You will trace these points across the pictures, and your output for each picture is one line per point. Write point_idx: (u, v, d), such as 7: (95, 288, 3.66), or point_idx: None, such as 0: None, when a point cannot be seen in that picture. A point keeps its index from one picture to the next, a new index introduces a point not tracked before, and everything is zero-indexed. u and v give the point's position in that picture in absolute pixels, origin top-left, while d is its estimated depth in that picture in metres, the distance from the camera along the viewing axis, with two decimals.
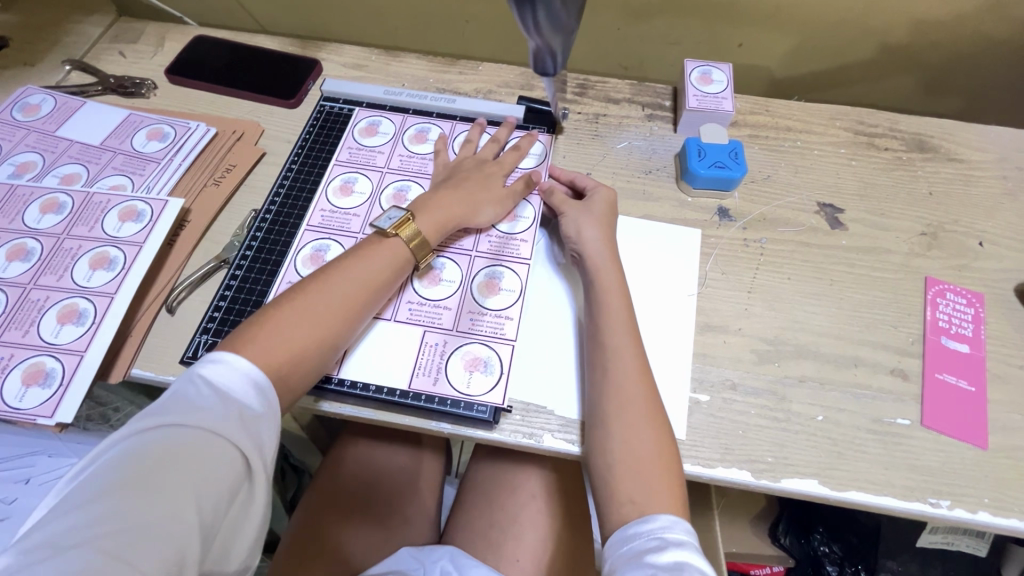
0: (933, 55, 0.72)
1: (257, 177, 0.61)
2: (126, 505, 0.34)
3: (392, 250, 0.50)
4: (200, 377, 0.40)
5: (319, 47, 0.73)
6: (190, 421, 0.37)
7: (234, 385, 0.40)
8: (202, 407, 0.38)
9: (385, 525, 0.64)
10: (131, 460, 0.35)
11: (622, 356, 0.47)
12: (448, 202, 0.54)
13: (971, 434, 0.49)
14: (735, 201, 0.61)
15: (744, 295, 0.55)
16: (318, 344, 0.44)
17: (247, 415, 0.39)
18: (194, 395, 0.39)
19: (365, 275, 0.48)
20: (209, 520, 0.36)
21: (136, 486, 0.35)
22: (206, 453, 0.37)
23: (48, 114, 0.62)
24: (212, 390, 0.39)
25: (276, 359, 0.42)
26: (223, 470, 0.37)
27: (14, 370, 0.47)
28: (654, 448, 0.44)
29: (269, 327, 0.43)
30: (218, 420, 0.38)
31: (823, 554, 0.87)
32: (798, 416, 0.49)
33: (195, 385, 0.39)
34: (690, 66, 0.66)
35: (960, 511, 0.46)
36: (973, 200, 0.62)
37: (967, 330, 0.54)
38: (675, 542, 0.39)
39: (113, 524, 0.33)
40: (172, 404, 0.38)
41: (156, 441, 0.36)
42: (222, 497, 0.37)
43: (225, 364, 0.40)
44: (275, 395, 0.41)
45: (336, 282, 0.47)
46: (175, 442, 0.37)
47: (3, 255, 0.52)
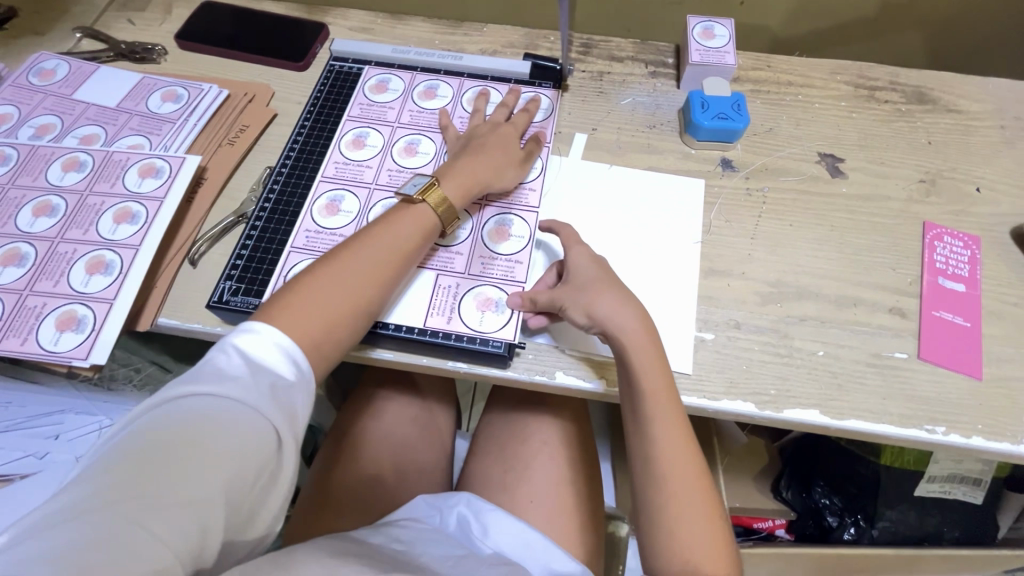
0: (932, 8, 0.72)
1: (271, 137, 0.63)
2: (158, 468, 0.35)
3: (419, 220, 0.51)
4: (234, 349, 0.41)
5: (326, 13, 0.74)
6: (221, 392, 0.38)
7: (266, 358, 0.41)
8: (236, 377, 0.39)
9: (402, 473, 0.67)
10: (165, 425, 0.37)
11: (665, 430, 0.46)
12: (474, 167, 0.54)
13: (965, 366, 0.51)
14: (738, 152, 0.63)
15: (747, 240, 0.57)
16: (350, 312, 0.46)
17: (279, 389, 0.41)
18: (226, 367, 0.40)
19: (391, 244, 0.49)
20: (234, 491, 0.37)
21: (169, 450, 0.36)
22: (238, 422, 0.38)
23: (63, 79, 0.63)
24: (248, 361, 0.41)
25: (312, 326, 0.44)
26: (253, 441, 0.38)
27: (47, 317, 0.49)
28: (703, 525, 0.45)
29: (305, 295, 0.45)
30: (250, 392, 0.39)
31: (823, 506, 0.91)
32: (800, 352, 0.51)
33: (229, 357, 0.40)
34: (693, 21, 0.66)
35: (955, 437, 0.48)
36: (970, 149, 0.64)
37: (964, 270, 0.56)
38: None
39: (143, 489, 0.34)
40: (206, 373, 0.39)
41: (189, 410, 0.38)
42: (250, 469, 0.37)
43: (260, 337, 0.42)
44: (308, 367, 0.43)
45: (364, 252, 0.48)
46: (208, 409, 0.38)
47: (29, 211, 0.54)
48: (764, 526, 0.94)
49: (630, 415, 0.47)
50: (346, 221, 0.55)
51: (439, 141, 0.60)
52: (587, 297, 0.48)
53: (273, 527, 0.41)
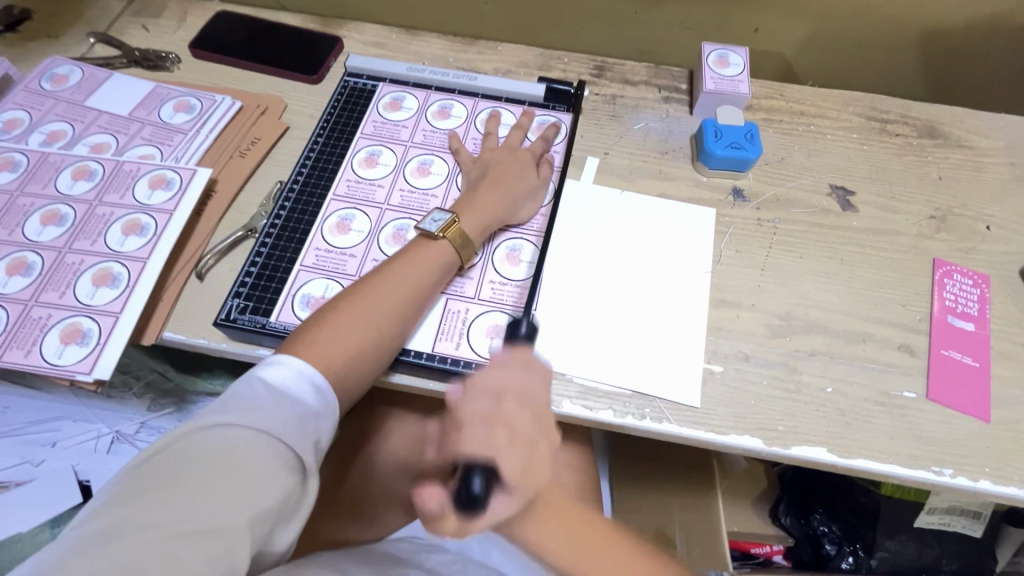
0: (944, 43, 0.73)
1: (282, 150, 0.63)
2: (183, 498, 0.34)
3: (440, 252, 0.51)
4: (259, 379, 0.41)
5: (340, 26, 0.74)
6: (246, 421, 0.37)
7: (293, 386, 0.41)
8: (262, 406, 0.39)
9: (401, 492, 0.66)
10: (191, 454, 0.35)
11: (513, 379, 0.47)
12: (488, 201, 0.54)
13: (973, 407, 0.51)
14: (750, 181, 0.63)
15: (758, 272, 0.57)
16: (373, 346, 0.46)
17: (304, 416, 0.40)
18: (251, 395, 0.39)
19: (412, 276, 0.49)
20: (261, 522, 0.36)
21: (194, 479, 0.34)
22: (264, 451, 0.37)
23: (76, 85, 0.63)
24: (273, 390, 0.40)
25: (334, 363, 0.44)
26: (280, 471, 0.37)
27: (52, 329, 0.48)
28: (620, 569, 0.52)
29: (328, 332, 0.45)
30: (275, 421, 0.38)
31: (822, 533, 0.90)
32: (808, 387, 0.51)
33: (254, 386, 0.40)
34: (707, 49, 0.66)
35: (962, 479, 0.48)
36: (981, 185, 0.64)
37: (973, 309, 0.56)
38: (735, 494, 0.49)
39: (170, 517, 0.33)
40: (231, 402, 0.39)
41: (213, 438, 0.36)
42: (278, 499, 0.36)
43: (284, 367, 0.42)
44: (332, 395, 0.43)
45: (386, 285, 0.48)
46: (232, 438, 0.37)
47: (37, 220, 0.53)
48: (762, 552, 0.93)
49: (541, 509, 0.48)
50: (356, 241, 0.55)
51: (451, 163, 0.60)
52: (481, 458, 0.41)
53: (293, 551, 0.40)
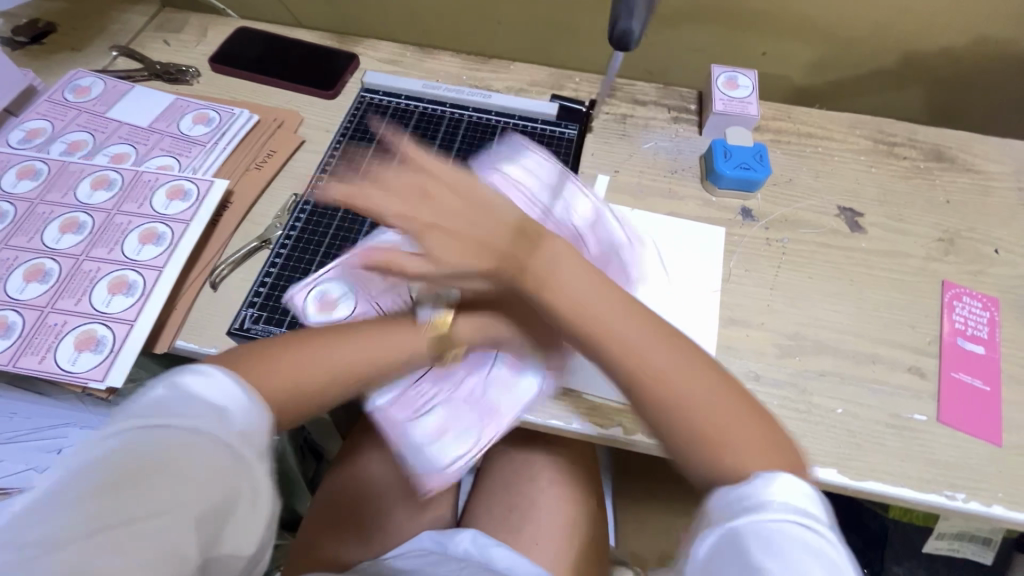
0: (951, 69, 0.74)
1: (297, 163, 0.64)
2: (94, 513, 0.29)
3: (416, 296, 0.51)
4: (171, 382, 0.35)
5: (357, 44, 0.76)
6: (159, 424, 0.32)
7: (213, 382, 0.36)
8: (174, 405, 0.33)
9: (406, 506, 0.66)
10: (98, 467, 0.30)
11: (685, 392, 0.42)
12: None
13: (984, 431, 0.50)
14: (758, 202, 0.63)
15: (767, 291, 0.57)
16: (330, 388, 0.45)
17: (229, 411, 0.35)
18: (160, 398, 0.34)
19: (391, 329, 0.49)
20: (203, 527, 0.31)
21: (113, 488, 0.30)
22: (192, 452, 0.32)
23: (98, 96, 0.65)
24: (188, 391, 0.35)
25: (277, 386, 0.42)
26: (216, 471, 0.32)
27: (67, 335, 0.48)
28: (716, 399, 0.41)
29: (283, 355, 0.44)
30: (194, 419, 0.33)
31: None
32: (818, 408, 0.51)
33: (163, 388, 0.35)
34: (716, 71, 0.68)
35: (974, 504, 0.47)
36: (988, 210, 0.64)
37: (983, 332, 0.56)
38: (771, 502, 0.33)
39: (84, 535, 0.28)
40: (149, 408, 0.33)
41: (122, 446, 0.31)
42: (217, 499, 0.31)
43: (208, 377, 0.36)
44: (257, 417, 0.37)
45: (362, 333, 0.47)
46: (151, 445, 0.32)
47: (56, 227, 0.54)
48: None
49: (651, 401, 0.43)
50: None
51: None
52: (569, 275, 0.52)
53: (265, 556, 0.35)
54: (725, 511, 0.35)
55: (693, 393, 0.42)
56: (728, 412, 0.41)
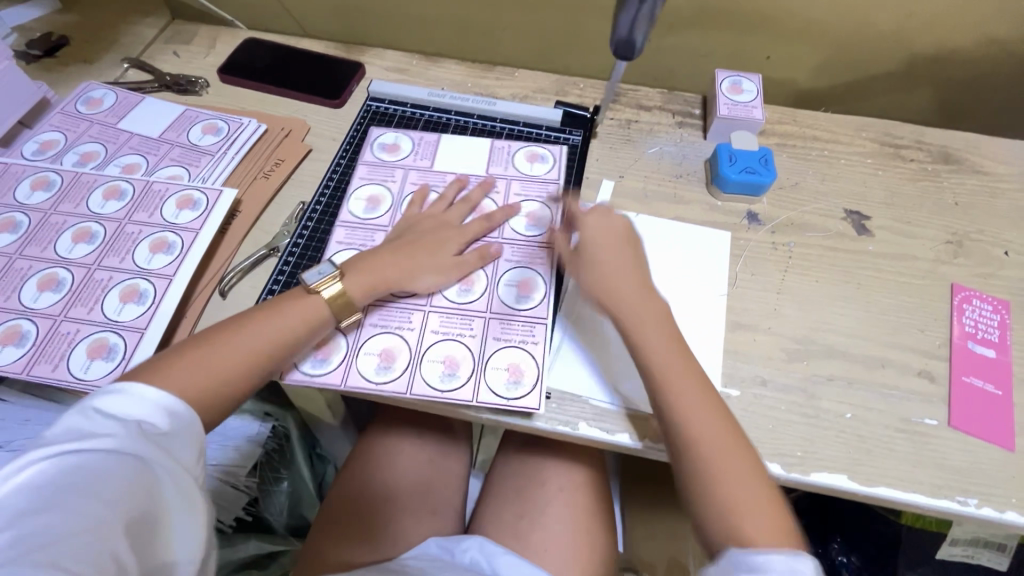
0: (959, 71, 0.73)
1: (304, 171, 0.64)
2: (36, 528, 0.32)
3: (277, 302, 0.49)
4: (93, 409, 0.39)
5: (363, 53, 0.77)
6: (92, 445, 0.36)
7: (140, 409, 0.40)
8: (102, 431, 0.37)
9: (414, 513, 0.66)
10: (40, 489, 0.34)
11: (704, 425, 0.45)
12: (418, 237, 0.55)
13: (997, 436, 0.50)
14: (764, 206, 0.63)
15: (774, 295, 0.57)
16: (210, 399, 0.44)
17: (153, 433, 0.39)
18: (86, 423, 0.38)
19: (278, 329, 0.48)
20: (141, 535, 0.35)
21: (57, 500, 0.34)
22: (118, 467, 0.36)
23: (110, 108, 0.66)
24: (112, 417, 0.39)
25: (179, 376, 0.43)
26: (143, 483, 0.36)
27: (79, 344, 0.49)
28: (735, 457, 0.44)
29: (198, 351, 0.45)
30: (125, 440, 0.37)
31: (841, 564, 0.89)
32: (827, 413, 0.51)
33: (87, 415, 0.38)
34: (721, 75, 0.68)
35: (988, 510, 0.47)
36: (998, 212, 0.64)
37: (994, 335, 0.55)
38: (799, 556, 0.39)
39: (35, 543, 0.31)
40: (64, 433, 0.37)
41: (60, 467, 0.35)
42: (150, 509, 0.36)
43: (125, 396, 0.40)
44: (187, 417, 0.42)
45: (248, 336, 0.47)
46: (82, 465, 0.35)
47: (69, 237, 0.55)
48: None
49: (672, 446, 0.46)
50: None
51: (532, 219, 0.59)
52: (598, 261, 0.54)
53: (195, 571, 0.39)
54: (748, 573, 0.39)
55: (712, 430, 0.45)
56: (746, 475, 0.43)
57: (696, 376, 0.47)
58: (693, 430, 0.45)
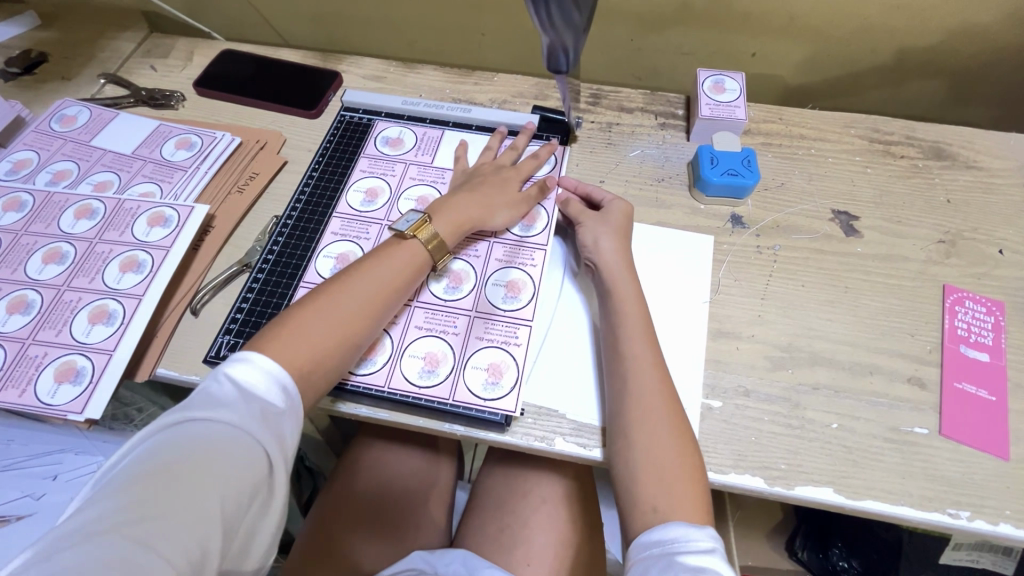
0: (953, 61, 0.71)
1: (279, 184, 0.63)
2: (147, 496, 0.34)
3: (372, 262, 0.50)
4: (226, 376, 0.41)
5: (340, 60, 0.76)
6: (209, 417, 0.38)
7: (258, 384, 0.40)
8: (225, 403, 0.39)
9: (398, 527, 0.65)
10: (166, 455, 0.36)
11: (660, 445, 0.44)
12: (462, 204, 0.55)
13: (991, 444, 0.48)
14: (748, 208, 0.62)
15: (758, 301, 0.55)
16: (333, 348, 0.45)
17: (268, 413, 0.40)
18: (219, 393, 0.40)
19: (386, 273, 0.49)
20: (232, 517, 0.36)
21: (168, 468, 0.36)
22: (233, 447, 0.38)
23: (84, 125, 0.65)
24: (240, 389, 0.40)
25: (299, 359, 0.43)
26: (246, 464, 0.38)
27: (47, 367, 0.49)
28: (676, 454, 0.44)
29: (291, 326, 0.44)
30: (241, 416, 0.39)
31: (842, 569, 0.85)
32: (813, 424, 0.49)
33: (222, 383, 0.40)
34: (702, 75, 0.66)
35: (981, 523, 0.45)
36: (993, 208, 0.62)
37: (987, 338, 0.53)
38: (706, 535, 0.41)
39: (141, 511, 0.34)
40: (198, 400, 0.39)
41: (181, 434, 0.37)
42: (243, 491, 0.37)
43: (251, 365, 0.41)
44: (298, 394, 0.42)
45: (361, 281, 0.48)
46: (199, 437, 0.37)
47: (39, 258, 0.55)
48: None
49: (617, 431, 0.46)
50: None
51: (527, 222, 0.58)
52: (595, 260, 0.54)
53: (267, 559, 0.40)
54: (664, 557, 0.40)
55: (665, 451, 0.44)
56: (684, 467, 0.44)
57: (670, 399, 0.46)
58: (642, 445, 0.44)
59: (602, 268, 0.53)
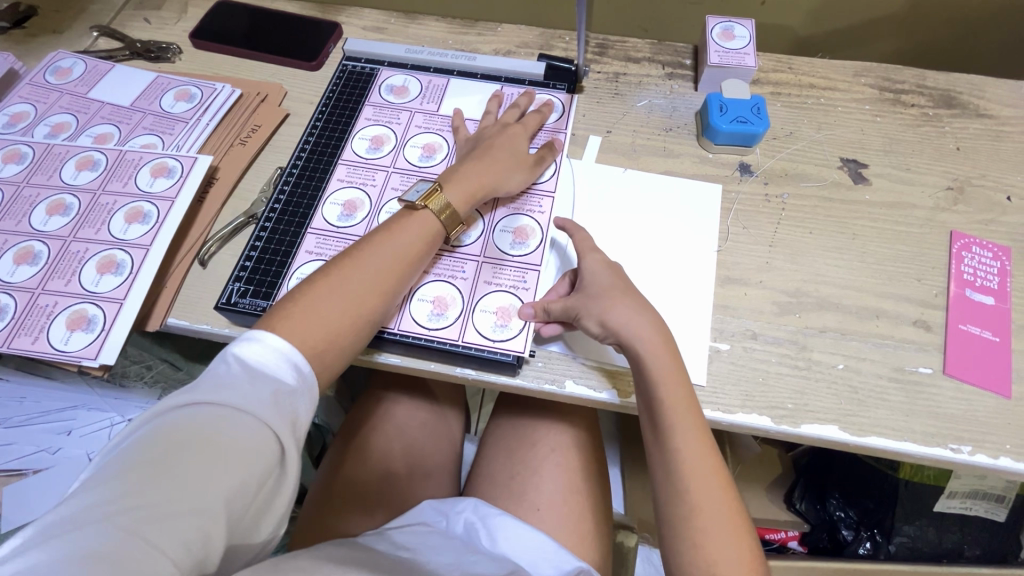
0: (963, 9, 0.70)
1: (282, 136, 0.62)
2: (152, 479, 0.34)
3: (382, 238, 0.48)
4: (237, 358, 0.40)
5: (339, 12, 0.74)
6: (219, 399, 0.37)
7: (271, 366, 0.40)
8: (235, 386, 0.38)
9: (409, 477, 0.66)
10: (170, 437, 0.36)
11: (712, 517, 0.43)
12: (475, 172, 0.53)
13: (994, 383, 0.49)
14: (757, 156, 0.61)
15: (766, 248, 0.55)
16: (346, 328, 0.45)
17: (278, 396, 0.39)
18: (228, 375, 0.39)
19: (397, 249, 0.48)
20: (238, 502, 0.36)
21: (176, 451, 0.35)
22: (242, 431, 0.37)
23: (80, 77, 0.64)
24: (250, 370, 0.40)
25: (312, 338, 0.43)
26: (255, 449, 0.37)
27: (59, 316, 0.49)
28: (726, 513, 0.43)
29: (301, 306, 0.44)
30: (251, 399, 0.38)
31: (839, 519, 0.88)
32: (819, 364, 0.50)
33: (232, 366, 0.40)
34: (712, 22, 0.65)
35: (982, 457, 0.46)
36: (1001, 155, 0.61)
37: (993, 282, 0.54)
38: None
39: (143, 495, 0.33)
40: (205, 384, 0.39)
41: (189, 416, 0.37)
42: (252, 476, 0.36)
43: (263, 345, 0.41)
44: (310, 373, 0.42)
45: (372, 259, 0.47)
46: (205, 420, 0.37)
47: (43, 210, 0.54)
48: (777, 539, 0.92)
49: (667, 501, 0.45)
50: (359, 223, 0.54)
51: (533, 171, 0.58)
52: (601, 305, 0.47)
53: (272, 538, 0.40)
54: None
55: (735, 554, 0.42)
56: (734, 525, 0.43)
57: (714, 462, 0.45)
58: (693, 519, 0.43)
59: (629, 352, 0.46)
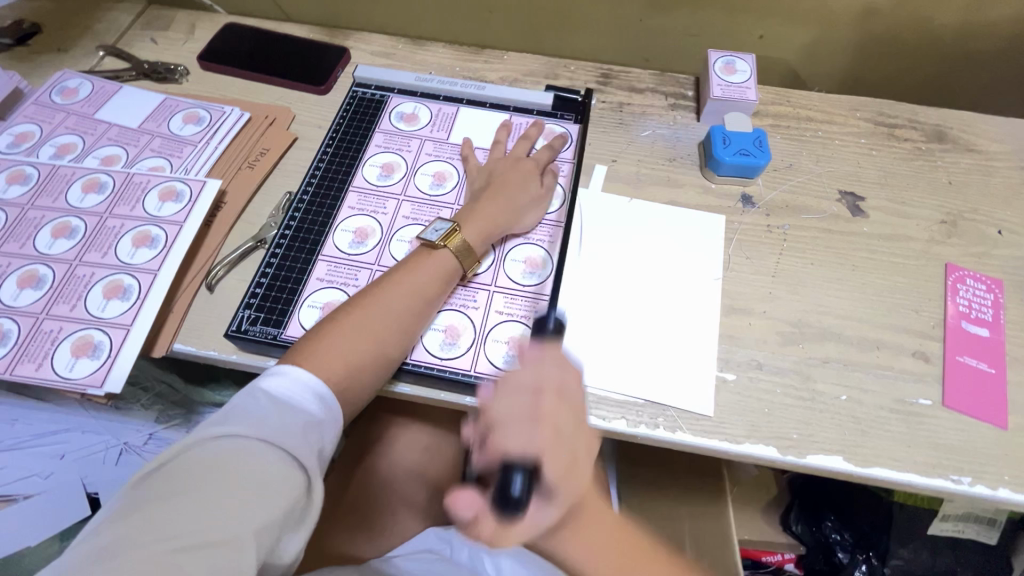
0: (950, 49, 0.72)
1: (290, 160, 0.63)
2: (181, 509, 0.33)
3: (401, 275, 0.49)
4: (263, 392, 0.41)
5: (347, 37, 0.75)
6: (246, 432, 0.37)
7: (296, 398, 0.41)
8: (262, 418, 0.38)
9: (412, 501, 0.66)
10: (197, 471, 0.35)
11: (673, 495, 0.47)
12: (489, 211, 0.54)
13: (990, 414, 0.50)
14: (758, 187, 0.63)
15: (769, 278, 0.57)
16: (366, 364, 0.45)
17: (305, 429, 0.40)
18: (255, 408, 0.39)
19: (416, 285, 0.49)
20: (266, 536, 0.35)
21: (204, 485, 0.34)
22: (271, 463, 0.37)
23: (86, 98, 0.64)
24: (278, 403, 0.40)
25: (334, 375, 0.43)
26: (283, 482, 0.36)
27: (63, 342, 0.48)
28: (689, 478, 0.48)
29: (323, 343, 0.45)
30: (280, 432, 0.38)
31: (834, 541, 0.88)
32: (822, 396, 0.51)
33: (258, 399, 0.40)
34: (713, 56, 0.67)
35: (981, 488, 0.47)
36: (991, 190, 0.64)
37: (987, 314, 0.55)
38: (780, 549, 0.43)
39: (172, 530, 0.32)
40: (231, 416, 0.38)
41: (215, 450, 0.36)
42: (280, 510, 0.36)
43: (289, 379, 0.42)
44: (334, 406, 0.43)
45: (390, 297, 0.47)
46: (234, 450, 0.36)
47: (48, 233, 0.54)
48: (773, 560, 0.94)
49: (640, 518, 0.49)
50: (370, 250, 0.55)
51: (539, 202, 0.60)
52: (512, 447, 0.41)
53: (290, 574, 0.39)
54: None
55: None
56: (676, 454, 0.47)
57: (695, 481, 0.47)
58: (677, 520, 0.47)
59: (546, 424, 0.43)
